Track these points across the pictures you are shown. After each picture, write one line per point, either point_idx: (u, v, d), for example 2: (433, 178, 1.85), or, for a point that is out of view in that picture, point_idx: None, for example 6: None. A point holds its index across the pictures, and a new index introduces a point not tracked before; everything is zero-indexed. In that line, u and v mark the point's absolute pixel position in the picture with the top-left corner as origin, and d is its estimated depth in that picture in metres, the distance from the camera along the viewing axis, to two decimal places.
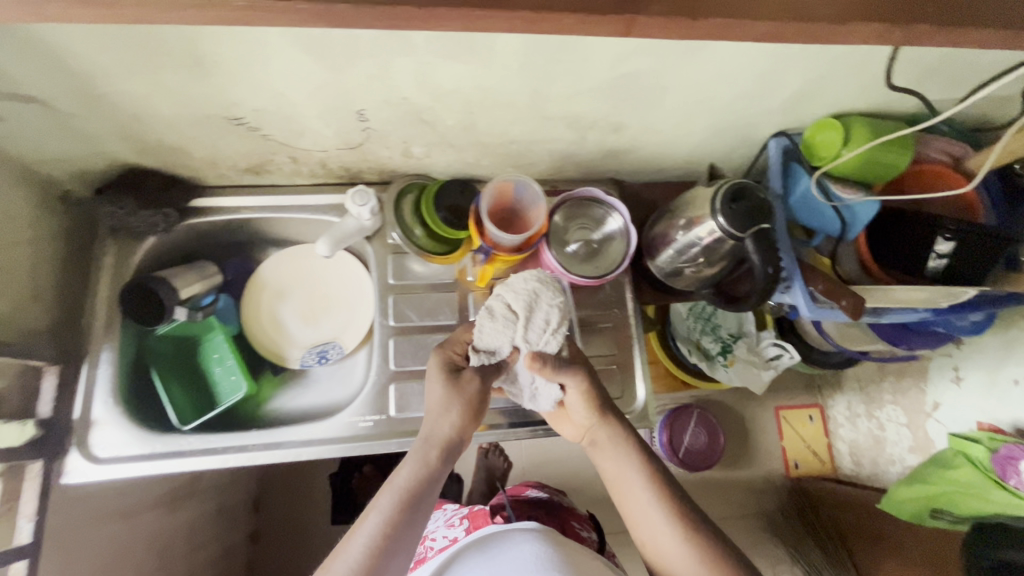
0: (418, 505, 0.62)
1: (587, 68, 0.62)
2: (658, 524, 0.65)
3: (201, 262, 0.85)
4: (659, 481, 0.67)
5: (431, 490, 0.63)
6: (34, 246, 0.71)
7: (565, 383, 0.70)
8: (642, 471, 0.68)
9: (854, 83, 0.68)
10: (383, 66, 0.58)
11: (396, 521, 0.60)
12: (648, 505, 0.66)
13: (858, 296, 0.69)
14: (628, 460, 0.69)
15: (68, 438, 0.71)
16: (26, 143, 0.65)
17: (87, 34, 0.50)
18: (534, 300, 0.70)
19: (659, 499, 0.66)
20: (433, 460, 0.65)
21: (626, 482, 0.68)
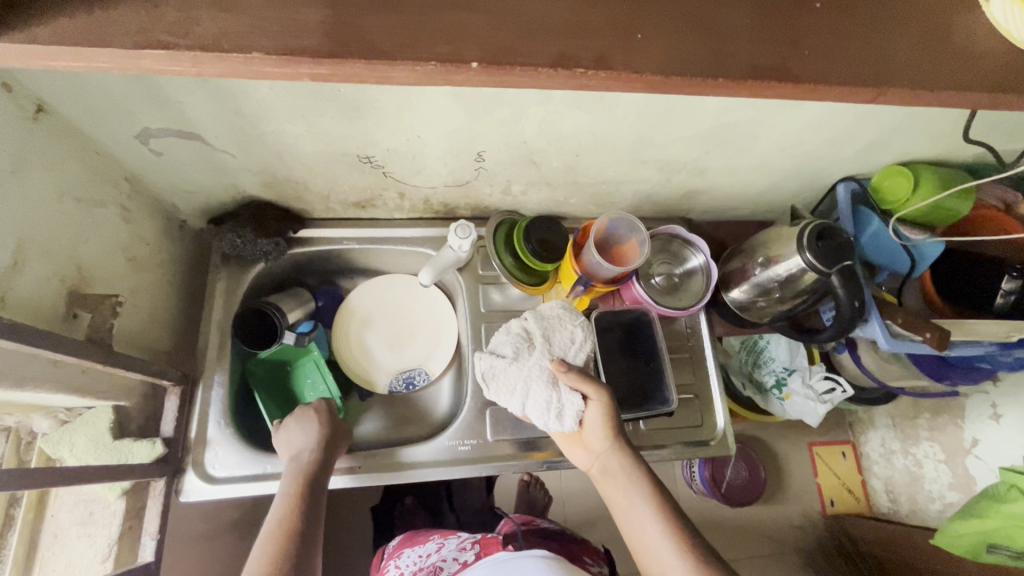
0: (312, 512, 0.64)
1: (696, 120, 0.69)
2: (670, 560, 0.61)
3: (297, 289, 0.88)
4: (670, 517, 0.64)
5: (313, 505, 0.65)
6: (161, 272, 0.75)
7: (588, 395, 0.69)
8: (652, 505, 0.65)
9: (929, 136, 0.75)
10: (516, 114, 0.64)
11: (290, 529, 0.61)
12: (659, 539, 0.63)
13: (943, 329, 0.74)
14: (637, 491, 0.67)
15: (184, 457, 0.73)
16: (170, 175, 0.70)
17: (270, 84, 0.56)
18: (556, 322, 0.76)
19: (668, 533, 0.63)
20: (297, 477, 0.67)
21: (637, 516, 0.65)
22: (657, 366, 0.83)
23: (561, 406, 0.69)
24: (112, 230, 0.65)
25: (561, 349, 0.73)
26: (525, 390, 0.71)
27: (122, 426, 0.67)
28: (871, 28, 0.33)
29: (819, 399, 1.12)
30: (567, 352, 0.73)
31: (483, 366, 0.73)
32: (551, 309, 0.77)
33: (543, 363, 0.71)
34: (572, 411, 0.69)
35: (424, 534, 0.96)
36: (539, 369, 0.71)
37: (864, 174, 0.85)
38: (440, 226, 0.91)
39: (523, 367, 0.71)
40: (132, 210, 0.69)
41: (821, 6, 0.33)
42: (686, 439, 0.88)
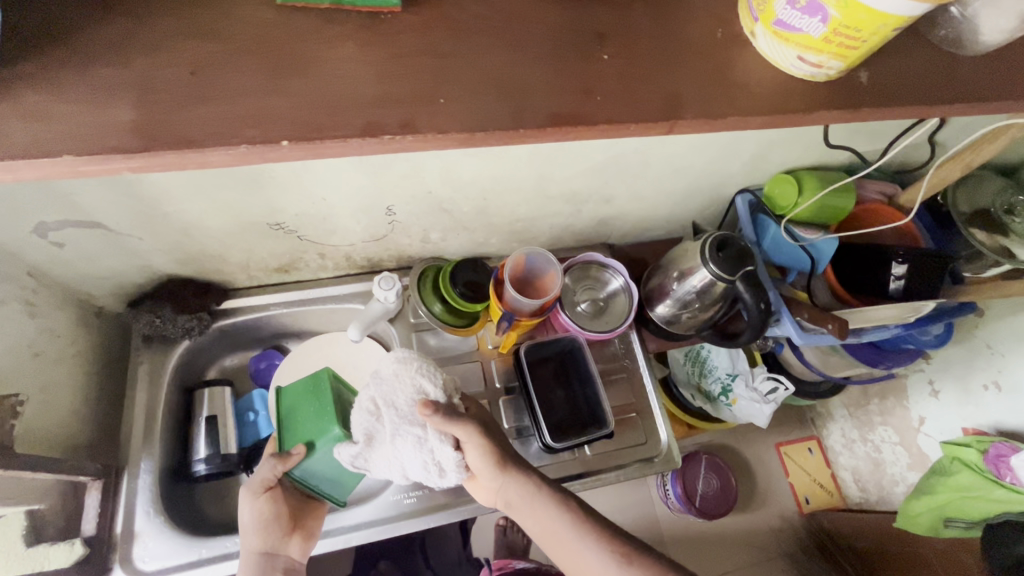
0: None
1: (586, 155, 0.73)
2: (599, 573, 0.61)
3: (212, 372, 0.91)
4: (587, 524, 0.64)
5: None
6: (76, 363, 0.74)
7: (461, 438, 0.66)
8: (565, 519, 0.65)
9: (800, 145, 0.82)
10: (414, 167, 0.67)
11: None
12: (585, 553, 0.62)
13: (840, 319, 0.79)
14: (547, 513, 0.65)
15: (111, 556, 0.70)
16: (77, 265, 0.70)
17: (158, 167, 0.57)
18: (392, 374, 0.67)
19: (592, 542, 0.62)
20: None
21: (557, 538, 0.64)
22: (591, 390, 0.85)
23: (441, 461, 0.66)
24: (15, 328, 0.64)
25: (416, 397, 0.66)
26: (393, 455, 0.66)
27: (37, 531, 0.65)
28: (665, 68, 0.37)
29: (762, 401, 1.14)
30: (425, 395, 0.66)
31: (347, 459, 0.65)
32: (389, 364, 0.68)
33: (405, 422, 0.65)
34: (451, 463, 0.66)
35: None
36: (401, 431, 0.64)
37: (757, 184, 0.92)
38: (368, 279, 0.92)
39: (387, 444, 0.65)
40: (38, 303, 0.68)
41: (611, 53, 0.37)
42: (634, 458, 0.90)
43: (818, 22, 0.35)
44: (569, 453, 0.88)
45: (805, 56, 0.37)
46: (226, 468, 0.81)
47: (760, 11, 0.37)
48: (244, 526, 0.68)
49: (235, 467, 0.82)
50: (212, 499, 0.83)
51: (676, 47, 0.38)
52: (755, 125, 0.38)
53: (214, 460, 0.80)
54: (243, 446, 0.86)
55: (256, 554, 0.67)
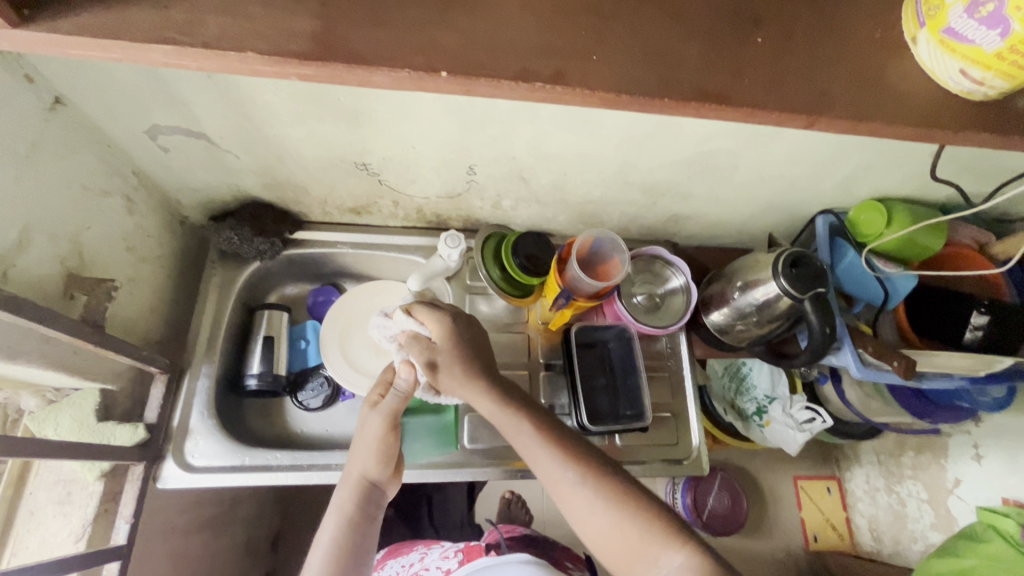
0: (362, 549, 0.63)
1: (676, 145, 0.71)
2: (581, 497, 0.57)
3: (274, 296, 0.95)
4: (565, 445, 0.60)
5: (359, 547, 0.63)
6: (160, 264, 0.79)
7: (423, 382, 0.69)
8: (542, 442, 0.61)
9: (900, 172, 0.79)
10: (506, 131, 0.68)
11: (347, 547, 0.62)
12: (561, 475, 0.59)
13: (909, 358, 0.76)
14: (528, 437, 0.62)
15: (165, 445, 0.75)
16: (175, 173, 0.74)
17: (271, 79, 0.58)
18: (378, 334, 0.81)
19: (565, 459, 0.59)
20: (350, 503, 0.65)
21: (538, 454, 0.60)
22: (634, 382, 0.85)
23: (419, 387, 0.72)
24: (114, 220, 0.69)
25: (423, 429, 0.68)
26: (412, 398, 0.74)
27: (107, 410, 0.69)
28: (814, 62, 0.36)
29: (797, 428, 1.12)
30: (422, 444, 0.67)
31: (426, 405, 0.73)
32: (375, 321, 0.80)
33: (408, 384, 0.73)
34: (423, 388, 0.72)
35: (410, 545, 0.97)
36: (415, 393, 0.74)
37: (841, 208, 0.89)
38: (433, 235, 0.94)
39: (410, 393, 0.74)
40: (136, 201, 0.73)
41: (763, 40, 0.36)
42: (662, 456, 0.89)
43: (996, 34, 0.35)
44: (598, 438, 0.88)
45: (969, 71, 0.37)
46: (274, 387, 0.85)
47: (930, 17, 0.37)
48: (359, 452, 0.67)
49: (282, 389, 0.87)
50: (256, 414, 0.88)
51: (827, 43, 0.37)
52: (893, 133, 0.37)
53: (266, 377, 0.84)
54: (291, 371, 0.91)
55: (365, 481, 0.66)
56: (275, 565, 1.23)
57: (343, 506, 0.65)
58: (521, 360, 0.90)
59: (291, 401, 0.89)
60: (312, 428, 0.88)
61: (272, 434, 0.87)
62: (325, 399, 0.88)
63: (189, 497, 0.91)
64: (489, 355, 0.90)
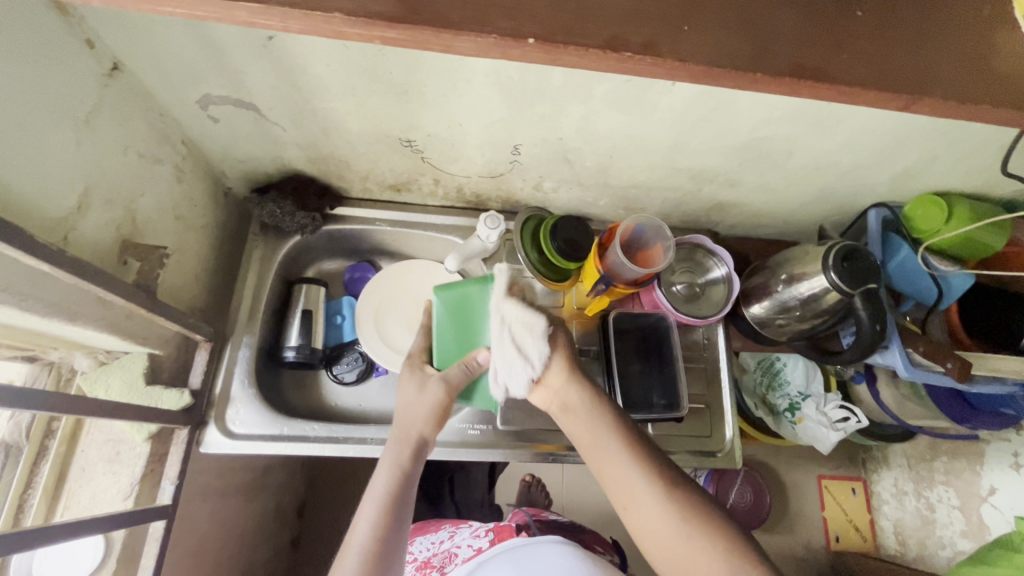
0: (404, 518, 0.59)
1: (731, 129, 0.69)
2: (657, 505, 0.55)
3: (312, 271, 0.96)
4: (647, 457, 0.59)
5: (408, 504, 0.60)
6: (205, 233, 0.80)
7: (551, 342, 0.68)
8: (623, 448, 0.60)
9: (966, 165, 0.75)
10: (557, 109, 0.67)
11: (396, 503, 0.58)
12: (638, 482, 0.57)
13: (965, 360, 0.74)
14: (616, 450, 0.60)
15: (208, 411, 0.77)
16: (223, 143, 0.75)
17: (323, 47, 0.57)
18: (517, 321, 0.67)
19: (648, 471, 0.57)
20: (407, 460, 0.63)
21: (612, 459, 0.60)
22: (671, 371, 0.84)
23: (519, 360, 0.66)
24: (165, 187, 0.70)
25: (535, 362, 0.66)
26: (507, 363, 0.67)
27: (155, 374, 0.71)
28: (910, 37, 0.34)
29: (831, 427, 1.11)
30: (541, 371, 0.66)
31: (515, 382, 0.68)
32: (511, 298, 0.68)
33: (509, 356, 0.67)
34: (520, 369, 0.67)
35: (438, 523, 0.99)
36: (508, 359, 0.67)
37: (897, 201, 0.85)
38: (470, 215, 0.93)
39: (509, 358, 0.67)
40: (186, 170, 0.73)
41: (864, 12, 0.34)
42: (694, 448, 0.88)
43: None
44: (630, 426, 0.87)
45: None
46: (311, 360, 0.86)
47: None
48: (411, 405, 0.68)
49: (318, 361, 0.88)
50: (293, 386, 0.89)
51: (927, 17, 0.35)
52: (992, 119, 0.35)
53: (303, 350, 0.86)
54: (326, 345, 0.92)
55: (418, 440, 0.65)
56: (301, 533, 1.27)
57: (398, 461, 0.62)
58: None
59: (327, 374, 0.90)
60: (346, 402, 0.89)
61: (306, 406, 0.89)
62: (360, 373, 0.89)
63: (224, 463, 0.94)
64: None
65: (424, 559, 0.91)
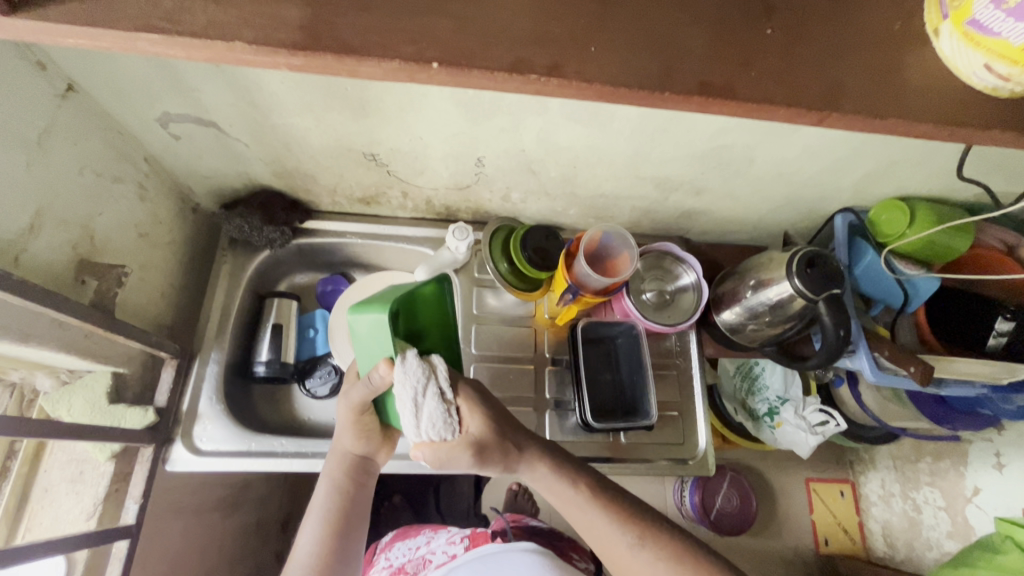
0: (350, 528, 0.62)
1: (689, 138, 0.69)
2: (637, 555, 0.57)
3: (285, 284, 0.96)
4: (617, 508, 0.59)
5: (351, 517, 0.62)
6: (171, 249, 0.80)
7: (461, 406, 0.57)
8: (590, 502, 0.59)
9: (926, 170, 0.76)
10: (515, 122, 0.67)
11: (336, 520, 0.61)
12: (615, 535, 0.58)
13: (927, 364, 0.73)
14: (581, 505, 0.59)
15: (175, 429, 0.76)
16: (186, 160, 0.75)
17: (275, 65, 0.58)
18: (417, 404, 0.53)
19: (620, 522, 0.58)
20: (342, 478, 0.63)
21: (581, 514, 0.59)
22: (642, 379, 0.84)
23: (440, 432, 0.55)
24: (126, 206, 0.70)
25: (428, 425, 0.53)
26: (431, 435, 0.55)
27: (119, 392, 0.71)
28: (821, 53, 0.35)
29: (809, 431, 1.10)
30: (441, 435, 0.54)
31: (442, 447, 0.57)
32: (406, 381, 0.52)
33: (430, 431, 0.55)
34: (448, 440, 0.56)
35: (418, 528, 0.97)
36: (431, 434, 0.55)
37: (863, 206, 0.86)
38: (442, 227, 0.94)
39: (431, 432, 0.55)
40: (148, 188, 0.74)
41: (773, 31, 0.35)
42: (668, 455, 0.88)
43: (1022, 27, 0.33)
44: (603, 435, 0.87)
45: (993, 66, 0.35)
46: (282, 374, 0.86)
47: (953, 7, 0.35)
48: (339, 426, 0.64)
49: (290, 376, 0.88)
50: (264, 401, 0.89)
51: (841, 35, 0.36)
52: (910, 131, 0.35)
53: (274, 365, 0.86)
54: (299, 359, 0.91)
55: (350, 456, 0.64)
56: (285, 548, 1.26)
57: (331, 478, 0.63)
58: (527, 354, 0.90)
59: (299, 388, 0.90)
60: (320, 416, 0.89)
61: (278, 421, 0.88)
62: (333, 387, 0.89)
63: (199, 480, 0.93)
64: (496, 348, 0.89)
65: (399, 565, 0.90)
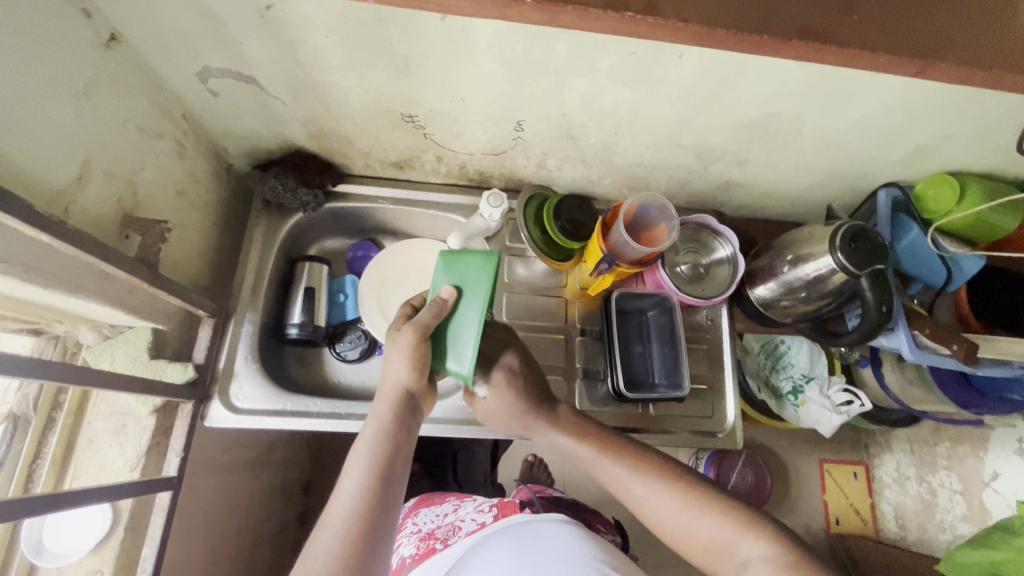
0: (397, 467, 0.55)
1: (739, 104, 0.67)
2: (658, 499, 0.60)
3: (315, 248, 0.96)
4: (632, 456, 0.64)
5: (397, 455, 0.56)
6: (207, 209, 0.80)
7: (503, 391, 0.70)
8: (608, 454, 0.64)
9: (981, 145, 0.73)
10: (561, 84, 0.65)
11: (383, 456, 0.55)
12: (634, 482, 0.62)
13: (971, 344, 0.73)
14: (609, 457, 0.64)
15: (212, 386, 0.77)
16: (223, 117, 0.74)
17: (323, 18, 0.56)
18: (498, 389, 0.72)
19: (636, 472, 0.62)
20: (392, 413, 0.59)
21: (606, 465, 0.63)
22: (675, 352, 0.83)
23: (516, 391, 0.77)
24: (166, 162, 0.69)
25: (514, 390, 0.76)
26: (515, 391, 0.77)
27: (159, 348, 0.71)
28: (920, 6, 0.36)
29: (834, 410, 1.11)
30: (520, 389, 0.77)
31: None
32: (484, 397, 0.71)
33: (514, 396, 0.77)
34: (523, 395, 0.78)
35: (441, 497, 1.00)
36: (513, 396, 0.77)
37: (908, 182, 0.84)
38: (473, 194, 0.93)
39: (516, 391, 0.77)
40: (186, 144, 0.73)
41: None
42: (696, 428, 0.88)
43: None
44: (631, 406, 0.88)
45: None
46: (314, 337, 0.86)
47: None
48: (391, 360, 0.61)
49: (321, 339, 0.88)
50: (296, 361, 0.90)
51: None
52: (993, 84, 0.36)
53: (306, 327, 0.86)
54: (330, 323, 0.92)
55: (399, 394, 0.60)
56: (307, 509, 1.29)
57: (379, 414, 0.58)
58: (556, 323, 0.90)
59: (330, 352, 0.90)
60: (350, 379, 0.90)
61: (309, 383, 0.89)
62: (363, 351, 0.89)
63: (230, 439, 0.95)
64: (527, 317, 0.89)
65: (428, 530, 0.90)
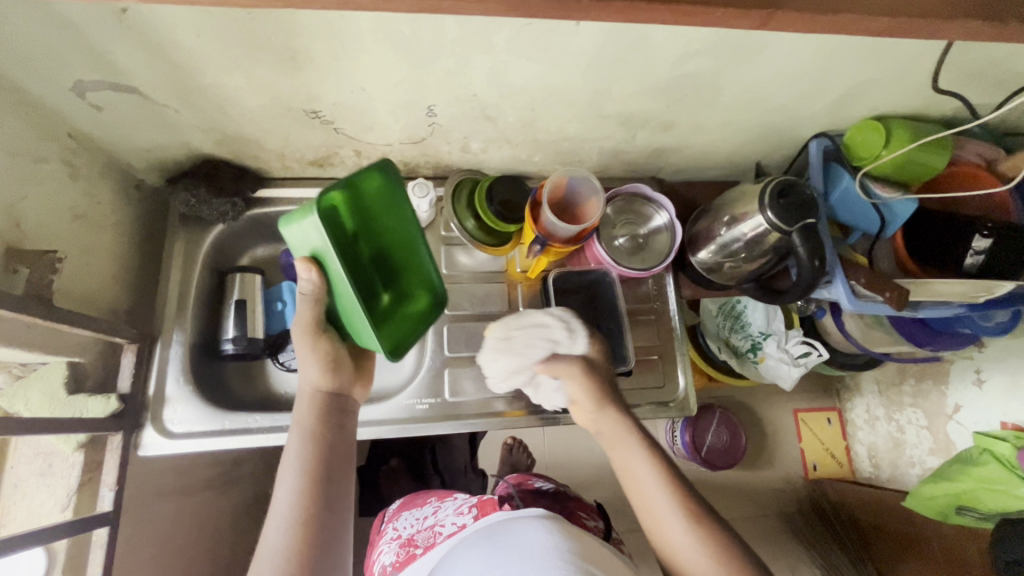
0: (333, 466, 0.59)
1: (650, 67, 0.65)
2: (667, 512, 0.60)
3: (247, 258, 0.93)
4: (661, 461, 0.63)
5: (330, 458, 0.59)
6: (116, 231, 0.76)
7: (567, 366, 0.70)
8: (641, 453, 0.63)
9: (902, 86, 0.72)
10: (461, 63, 0.62)
11: (317, 461, 0.58)
12: (656, 490, 0.61)
13: (902, 289, 0.72)
14: (640, 458, 0.63)
15: (144, 414, 0.75)
16: (115, 133, 0.70)
17: (186, 18, 0.52)
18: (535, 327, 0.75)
19: (662, 481, 0.61)
20: (314, 421, 0.61)
21: (638, 470, 0.63)
22: (617, 327, 0.82)
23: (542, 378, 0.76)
24: (55, 186, 0.65)
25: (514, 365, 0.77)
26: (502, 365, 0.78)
27: (78, 383, 0.68)
28: None
29: (792, 363, 1.10)
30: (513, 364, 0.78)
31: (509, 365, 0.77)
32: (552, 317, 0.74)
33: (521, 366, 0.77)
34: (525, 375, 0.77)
35: (425, 497, 1.00)
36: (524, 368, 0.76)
37: (839, 130, 0.82)
38: None
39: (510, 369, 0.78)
40: (78, 166, 0.69)
41: None
42: (651, 399, 0.89)
43: None
44: None
45: None
46: (252, 351, 0.83)
47: None
48: (303, 365, 0.63)
49: (262, 352, 0.85)
50: (239, 377, 0.87)
51: None
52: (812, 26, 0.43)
53: (241, 342, 0.82)
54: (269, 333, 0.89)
55: (320, 394, 0.63)
56: None
57: (303, 422, 0.61)
58: (500, 309, 0.88)
59: (273, 363, 0.88)
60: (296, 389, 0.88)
61: (254, 397, 0.87)
62: None
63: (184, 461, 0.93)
64: (470, 306, 0.87)
65: (409, 536, 0.90)
